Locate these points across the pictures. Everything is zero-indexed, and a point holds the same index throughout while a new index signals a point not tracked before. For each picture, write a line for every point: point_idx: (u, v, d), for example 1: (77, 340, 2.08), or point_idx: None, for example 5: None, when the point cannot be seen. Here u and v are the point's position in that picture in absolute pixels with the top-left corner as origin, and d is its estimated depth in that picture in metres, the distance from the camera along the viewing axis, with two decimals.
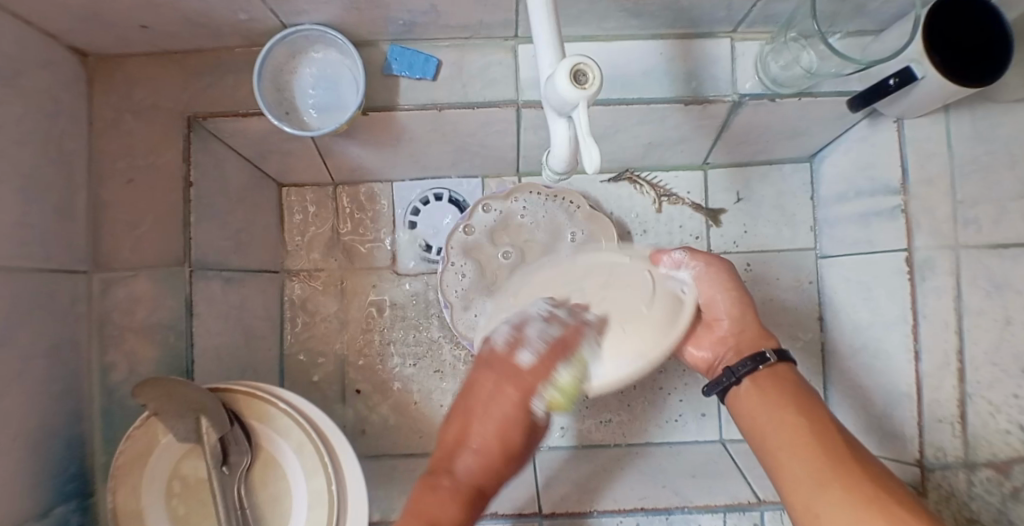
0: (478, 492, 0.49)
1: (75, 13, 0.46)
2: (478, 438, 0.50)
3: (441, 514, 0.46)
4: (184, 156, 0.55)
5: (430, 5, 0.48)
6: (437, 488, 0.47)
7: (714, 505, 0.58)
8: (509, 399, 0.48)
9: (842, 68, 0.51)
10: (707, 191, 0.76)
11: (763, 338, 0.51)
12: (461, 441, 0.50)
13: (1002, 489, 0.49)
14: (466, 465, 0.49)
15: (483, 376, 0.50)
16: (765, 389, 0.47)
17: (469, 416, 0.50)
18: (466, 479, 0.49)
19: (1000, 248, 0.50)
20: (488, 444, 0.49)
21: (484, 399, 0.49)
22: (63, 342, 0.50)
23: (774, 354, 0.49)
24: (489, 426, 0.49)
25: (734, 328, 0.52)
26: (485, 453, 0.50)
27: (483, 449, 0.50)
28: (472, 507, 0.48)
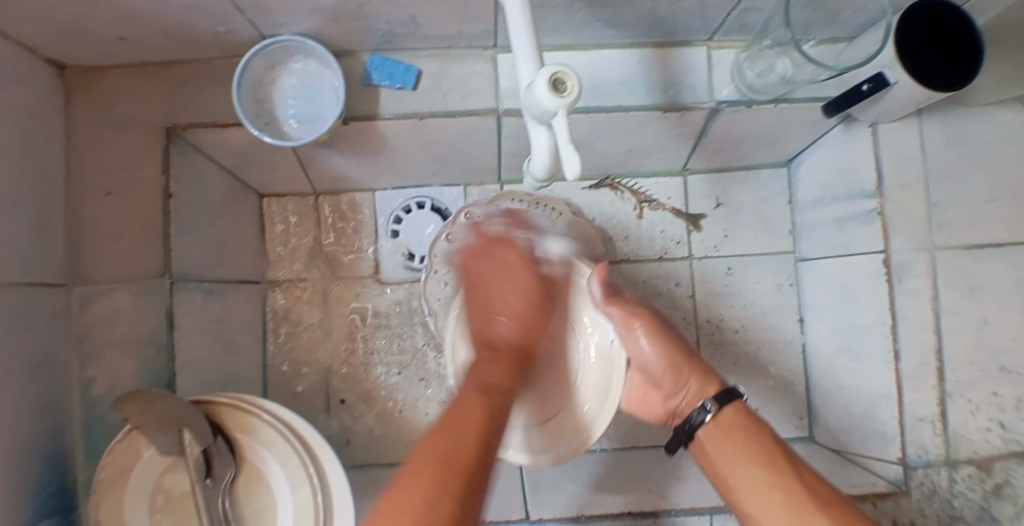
0: (520, 356, 0.52)
1: (51, 26, 0.46)
2: (502, 301, 0.55)
3: (492, 379, 0.47)
4: (163, 169, 0.55)
5: (410, 16, 0.48)
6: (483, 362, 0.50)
7: (700, 507, 0.61)
8: (512, 260, 0.57)
9: (817, 75, 0.51)
10: (688, 196, 0.76)
11: (704, 385, 0.51)
12: (490, 320, 0.54)
13: (985, 486, 0.53)
14: (506, 330, 0.53)
15: (478, 252, 0.59)
16: (726, 436, 0.47)
17: (489, 289, 0.56)
18: (510, 346, 0.52)
19: (973, 248, 0.55)
20: (518, 316, 0.54)
21: (497, 278, 0.56)
22: (43, 358, 0.50)
23: (717, 400, 0.49)
24: (510, 293, 0.55)
25: (675, 383, 0.53)
26: (520, 320, 0.54)
27: (518, 316, 0.54)
28: (518, 372, 0.50)
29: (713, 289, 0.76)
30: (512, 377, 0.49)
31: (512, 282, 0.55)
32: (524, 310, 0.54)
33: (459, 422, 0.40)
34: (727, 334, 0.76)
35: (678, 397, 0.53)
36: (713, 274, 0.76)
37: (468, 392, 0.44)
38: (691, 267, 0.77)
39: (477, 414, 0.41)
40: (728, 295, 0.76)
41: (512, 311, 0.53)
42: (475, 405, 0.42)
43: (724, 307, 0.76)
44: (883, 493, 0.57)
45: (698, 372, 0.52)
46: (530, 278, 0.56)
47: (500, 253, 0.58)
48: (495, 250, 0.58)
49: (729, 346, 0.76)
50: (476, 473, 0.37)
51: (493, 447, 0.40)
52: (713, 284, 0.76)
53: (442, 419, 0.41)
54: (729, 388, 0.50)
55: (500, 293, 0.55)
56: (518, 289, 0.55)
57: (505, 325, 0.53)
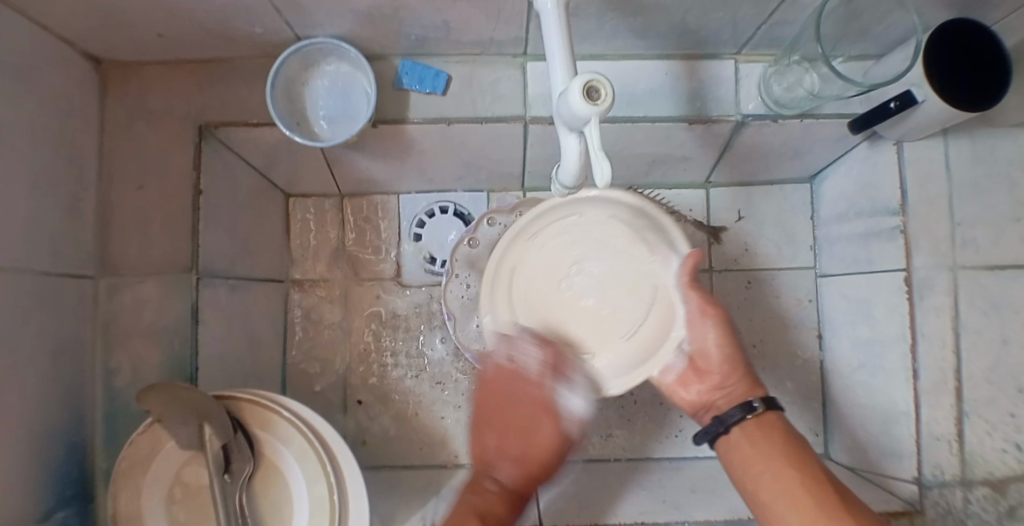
0: (521, 496, 0.54)
1: (90, 20, 0.47)
2: (512, 438, 0.54)
3: (489, 508, 0.51)
4: (194, 164, 0.56)
5: (443, 21, 0.49)
6: (483, 493, 0.53)
7: (713, 519, 0.59)
8: (530, 416, 0.54)
9: (845, 90, 0.52)
10: (710, 209, 0.77)
11: (750, 390, 0.50)
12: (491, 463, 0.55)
13: (999, 507, 0.52)
14: (508, 473, 0.54)
15: (499, 385, 0.55)
16: (756, 437, 0.48)
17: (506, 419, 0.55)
18: (511, 488, 0.54)
19: (995, 268, 0.55)
20: (518, 449, 0.54)
21: (511, 405, 0.54)
22: (68, 345, 0.51)
23: (762, 402, 0.49)
24: (514, 436, 0.54)
25: (725, 375, 0.51)
26: (523, 462, 0.54)
27: (520, 458, 0.54)
28: (516, 506, 0.53)
29: (732, 301, 0.76)
30: (510, 511, 0.53)
31: (530, 423, 0.54)
32: (535, 454, 0.54)
33: None
34: (744, 346, 0.76)
35: (719, 393, 0.51)
36: (732, 286, 0.77)
37: (488, 504, 0.51)
38: (710, 278, 0.77)
39: (506, 499, 0.53)
40: (746, 308, 0.76)
41: (509, 461, 0.54)
42: (471, 521, 0.49)
43: (742, 319, 0.76)
44: (898, 513, 0.57)
45: (746, 381, 0.51)
46: (551, 435, 0.54)
47: (517, 404, 0.54)
48: (517, 382, 0.54)
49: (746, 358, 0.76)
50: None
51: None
52: (731, 297, 0.77)
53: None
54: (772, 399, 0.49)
55: (506, 432, 0.55)
56: (536, 438, 0.54)
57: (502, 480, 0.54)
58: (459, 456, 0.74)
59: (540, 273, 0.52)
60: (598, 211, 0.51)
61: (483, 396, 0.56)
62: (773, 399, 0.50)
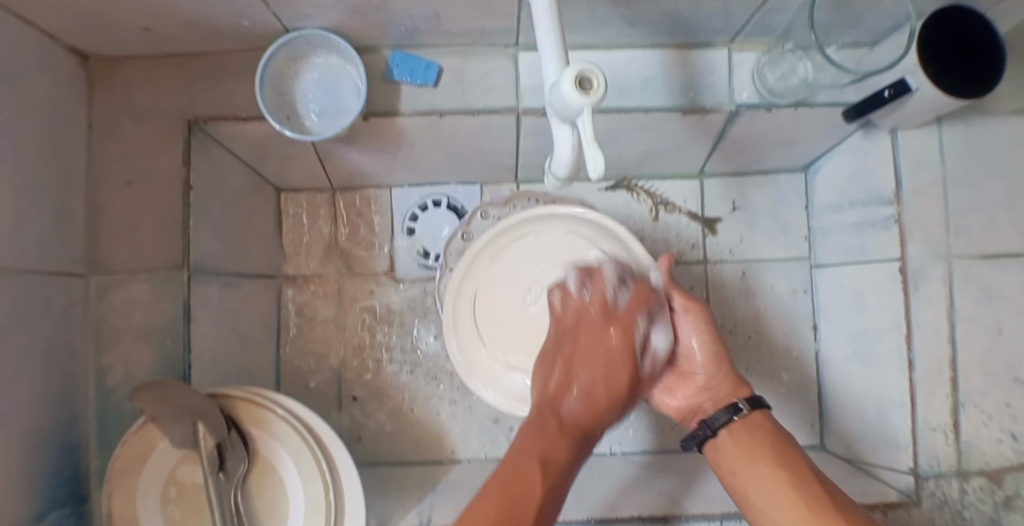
0: (585, 435, 0.45)
1: (75, 14, 0.46)
2: (580, 373, 0.47)
3: (551, 450, 0.42)
4: (183, 159, 0.55)
5: (433, 13, 0.49)
6: (542, 430, 0.44)
7: (711, 512, 0.58)
8: (614, 341, 0.47)
9: (838, 78, 0.54)
10: (703, 200, 0.77)
11: (734, 390, 0.50)
12: (564, 389, 0.47)
13: (995, 497, 0.54)
14: (573, 404, 0.46)
15: (585, 319, 0.49)
16: (743, 440, 0.47)
17: (580, 351, 0.48)
18: (575, 423, 0.45)
19: (990, 257, 0.56)
20: (588, 387, 0.46)
21: (591, 335, 0.48)
22: (59, 345, 0.50)
23: (748, 403, 0.48)
24: (593, 363, 0.47)
25: (711, 377, 0.52)
26: (593, 399, 0.46)
27: (589, 392, 0.46)
28: (579, 448, 0.44)
29: (727, 293, 0.76)
30: (571, 454, 0.43)
31: (609, 353, 0.47)
32: (608, 392, 0.46)
33: (518, 500, 0.38)
34: (740, 338, 0.76)
35: (705, 395, 0.51)
36: (727, 278, 0.76)
37: (554, 449, 0.42)
38: (705, 270, 0.76)
39: (570, 441, 0.43)
40: (741, 299, 0.76)
41: (586, 386, 0.46)
42: (534, 471, 0.40)
43: (738, 311, 0.76)
44: (895, 503, 0.56)
45: (732, 380, 0.51)
46: (631, 371, 0.47)
47: (593, 326, 0.48)
48: (592, 315, 0.49)
49: (742, 350, 0.75)
50: (546, 499, 0.39)
51: (558, 489, 0.41)
52: (727, 288, 0.76)
53: (495, 482, 0.39)
54: (758, 397, 0.49)
55: (580, 358, 0.47)
56: (609, 366, 0.47)
57: (576, 407, 0.46)
58: (455, 451, 0.73)
59: (501, 296, 0.58)
60: (558, 228, 0.58)
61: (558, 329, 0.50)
62: (759, 397, 0.49)
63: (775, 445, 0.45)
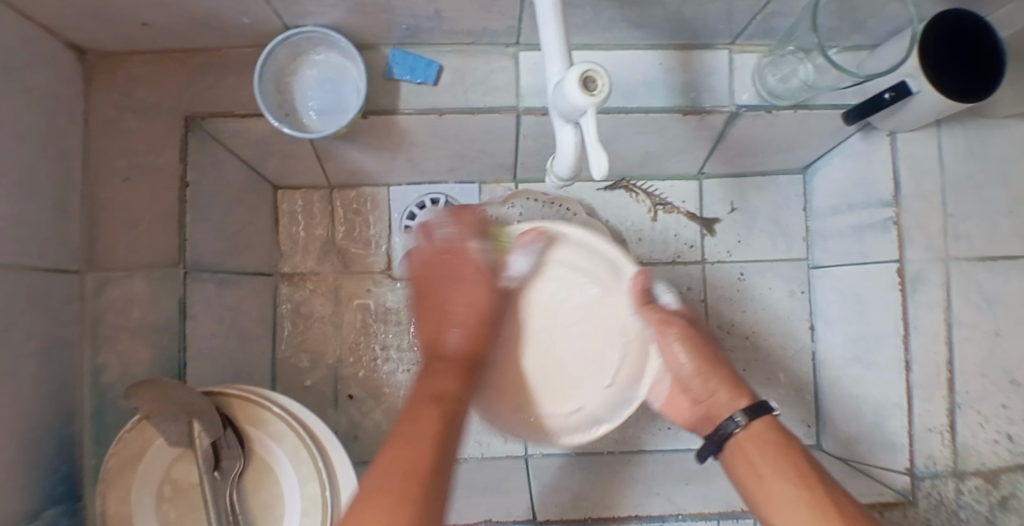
0: (471, 364, 0.47)
1: (74, 9, 0.46)
2: (451, 309, 0.49)
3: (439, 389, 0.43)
4: (182, 156, 0.55)
5: (436, 12, 0.49)
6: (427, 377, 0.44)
7: (708, 512, 0.56)
8: (472, 276, 0.50)
9: (839, 81, 0.52)
10: (702, 201, 0.76)
11: (733, 398, 0.48)
12: (440, 332, 0.48)
13: (990, 498, 0.53)
14: (455, 340, 0.47)
15: (434, 264, 0.51)
16: (755, 445, 0.45)
17: (440, 303, 0.50)
18: (459, 357, 0.47)
19: (985, 260, 0.55)
20: (467, 320, 0.48)
21: (450, 281, 0.50)
22: (54, 342, 0.50)
23: (746, 414, 0.46)
24: (460, 306, 0.48)
25: (703, 388, 0.50)
26: (471, 330, 0.48)
27: (465, 324, 0.48)
28: (466, 380, 0.46)
29: (726, 294, 0.76)
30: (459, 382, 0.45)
31: (455, 284, 0.49)
32: (479, 319, 0.48)
33: (419, 454, 0.37)
34: (738, 339, 0.76)
35: (704, 404, 0.50)
36: (726, 278, 0.76)
37: (441, 385, 0.44)
38: (704, 271, 0.76)
39: (454, 375, 0.45)
40: (740, 301, 0.76)
41: (462, 321, 0.47)
42: (425, 415, 0.41)
43: (736, 312, 0.76)
44: (891, 503, 0.56)
45: (726, 385, 0.49)
46: (488, 287, 0.49)
47: (455, 260, 0.50)
48: (450, 256, 0.51)
49: (740, 351, 0.75)
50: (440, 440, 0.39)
51: (448, 452, 0.39)
52: (726, 289, 0.76)
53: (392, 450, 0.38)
54: (760, 402, 0.47)
55: (454, 296, 0.49)
56: (471, 295, 0.49)
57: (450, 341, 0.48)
58: None
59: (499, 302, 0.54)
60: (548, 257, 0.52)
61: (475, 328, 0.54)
62: (763, 401, 0.48)
63: (783, 451, 0.43)
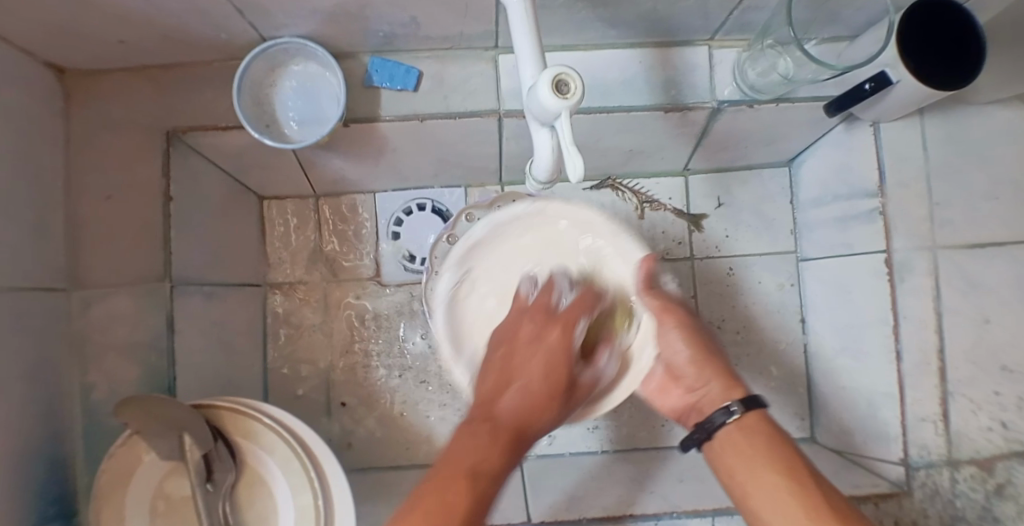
0: (522, 442, 0.37)
1: (51, 30, 0.46)
2: (524, 371, 0.39)
3: (482, 456, 0.34)
4: (164, 172, 0.55)
5: (410, 18, 0.48)
6: (475, 433, 0.35)
7: (702, 509, 0.57)
8: (555, 343, 0.41)
9: (819, 73, 0.51)
10: (688, 197, 0.76)
11: (729, 389, 0.45)
12: (496, 395, 0.39)
13: (986, 486, 0.53)
14: (512, 400, 0.38)
15: (521, 326, 0.43)
16: (741, 441, 0.42)
17: (511, 358, 0.41)
18: (507, 419, 0.37)
19: (973, 247, 0.56)
20: (535, 401, 0.38)
21: (526, 344, 0.41)
22: (43, 364, 0.49)
23: (742, 403, 0.43)
24: (535, 373, 0.39)
25: (698, 378, 0.47)
26: (536, 404, 0.38)
27: (531, 387, 0.39)
28: (512, 453, 0.36)
29: (715, 289, 0.76)
30: (505, 460, 0.35)
31: (534, 343, 0.41)
32: (556, 408, 0.40)
33: (449, 507, 0.30)
34: (728, 334, 0.76)
35: (699, 394, 0.47)
36: (714, 273, 0.76)
37: (480, 456, 0.34)
38: (692, 267, 0.76)
39: (496, 444, 0.35)
40: (729, 295, 0.76)
41: (525, 384, 0.39)
42: (454, 482, 0.32)
43: (726, 307, 0.76)
44: (886, 494, 0.56)
45: (722, 378, 0.46)
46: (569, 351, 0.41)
47: (530, 327, 0.43)
48: (529, 321, 0.43)
49: (730, 346, 0.75)
50: (476, 505, 0.32)
51: (487, 499, 0.32)
52: (715, 284, 0.76)
53: (424, 489, 0.31)
54: (754, 396, 0.44)
55: (523, 363, 0.40)
56: (550, 358, 0.40)
57: (510, 411, 0.38)
58: None
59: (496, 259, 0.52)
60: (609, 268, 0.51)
61: (500, 341, 0.44)
62: (755, 397, 0.44)
63: (771, 441, 0.41)
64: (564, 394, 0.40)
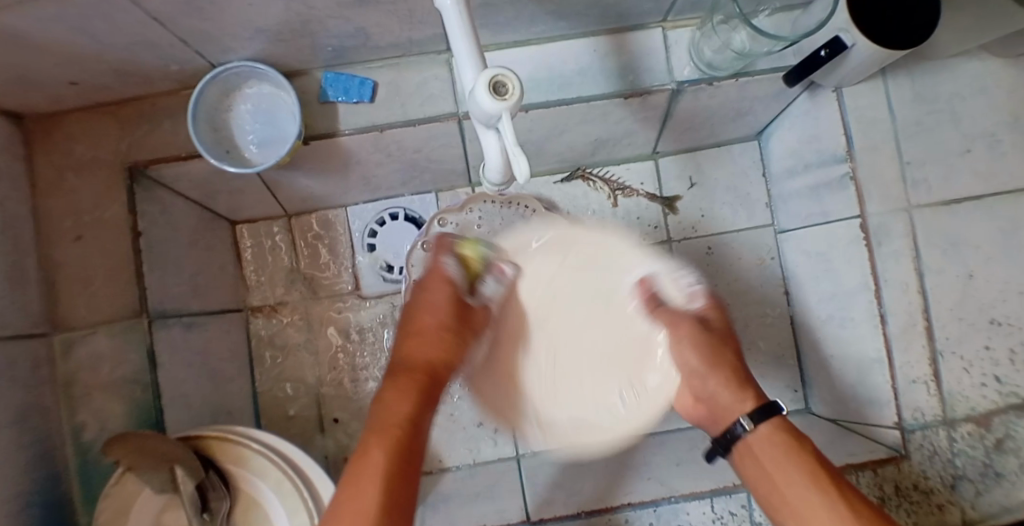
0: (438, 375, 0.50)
1: (2, 76, 0.45)
2: (426, 330, 0.51)
3: (396, 401, 0.45)
4: (130, 208, 0.55)
5: (358, 29, 0.48)
6: (394, 383, 0.47)
7: (700, 491, 0.60)
8: (445, 290, 0.53)
9: (772, 46, 0.52)
10: (660, 180, 0.76)
11: (741, 403, 0.48)
12: (410, 352, 0.51)
13: (985, 443, 0.53)
14: (425, 352, 0.51)
15: (427, 282, 0.54)
16: (766, 454, 0.44)
17: (412, 320, 0.53)
18: (423, 364, 0.50)
19: (950, 204, 0.56)
20: (434, 336, 0.51)
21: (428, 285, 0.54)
22: (30, 409, 0.49)
23: (754, 416, 0.46)
24: (428, 320, 0.51)
25: (706, 389, 0.50)
26: (439, 340, 0.51)
27: (438, 337, 0.51)
28: (427, 395, 0.48)
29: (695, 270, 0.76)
30: (422, 399, 0.47)
31: (441, 302, 0.52)
32: (445, 332, 0.52)
33: (384, 445, 0.41)
34: None
35: (710, 406, 0.51)
36: (693, 254, 0.76)
37: (394, 409, 0.45)
38: (670, 250, 0.76)
39: (411, 393, 0.47)
40: (710, 275, 0.76)
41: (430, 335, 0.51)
42: (393, 429, 0.43)
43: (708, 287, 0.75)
44: (884, 460, 0.56)
45: (733, 384, 0.49)
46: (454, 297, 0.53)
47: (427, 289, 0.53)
48: (432, 274, 0.54)
49: None
50: (400, 447, 0.42)
51: (417, 435, 0.44)
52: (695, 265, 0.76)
53: (371, 439, 0.42)
54: (769, 403, 0.46)
55: (424, 316, 0.52)
56: (435, 303, 0.52)
57: (421, 356, 0.51)
58: (443, 461, 0.72)
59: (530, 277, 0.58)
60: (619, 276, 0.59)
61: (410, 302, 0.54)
62: (773, 402, 0.46)
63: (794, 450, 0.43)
64: (458, 334, 0.52)
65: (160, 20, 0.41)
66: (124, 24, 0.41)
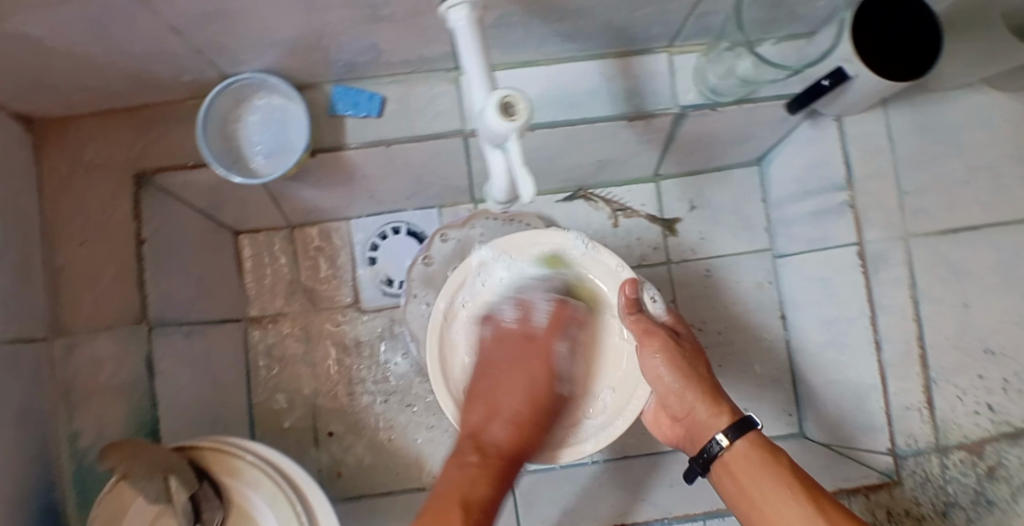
0: (512, 458, 0.49)
1: (16, 79, 0.45)
2: (503, 404, 0.50)
3: (470, 487, 0.45)
4: (133, 213, 0.55)
5: (370, 44, 0.49)
6: (465, 465, 0.47)
7: (692, 513, 0.59)
8: (533, 367, 0.52)
9: (776, 74, 0.54)
10: (661, 202, 0.77)
11: (715, 417, 0.48)
12: (481, 423, 0.49)
13: (977, 469, 0.53)
14: (496, 435, 0.49)
15: (510, 346, 0.53)
16: (746, 471, 0.45)
17: (487, 386, 0.51)
18: (497, 448, 0.49)
19: (949, 232, 0.56)
20: (512, 417, 0.50)
21: (513, 351, 0.52)
22: (27, 413, 0.48)
23: (732, 431, 0.46)
24: (509, 397, 0.50)
25: (681, 404, 0.49)
26: (518, 424, 0.49)
27: (514, 419, 0.50)
28: (498, 480, 0.47)
29: (694, 292, 0.76)
30: (492, 486, 0.46)
31: (524, 379, 0.51)
32: (524, 416, 0.50)
33: None
34: (710, 336, 0.75)
35: (684, 421, 0.50)
36: (692, 276, 0.76)
37: (468, 492, 0.45)
38: (670, 271, 0.77)
39: (487, 480, 0.46)
40: (708, 297, 0.76)
41: (508, 417, 0.49)
42: (453, 513, 0.42)
43: (706, 309, 0.76)
44: (877, 486, 0.56)
45: (706, 399, 0.49)
46: (545, 385, 0.51)
47: (512, 353, 0.52)
48: (517, 341, 0.53)
49: (714, 348, 0.75)
50: None
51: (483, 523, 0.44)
52: (693, 287, 0.76)
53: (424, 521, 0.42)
54: (744, 418, 0.47)
55: (501, 387, 0.51)
56: (519, 387, 0.51)
57: (493, 437, 0.49)
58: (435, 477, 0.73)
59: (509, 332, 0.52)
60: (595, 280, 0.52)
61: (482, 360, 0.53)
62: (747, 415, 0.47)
63: (772, 465, 0.44)
64: (533, 427, 0.50)
65: (178, 30, 0.41)
66: (143, 32, 0.41)
